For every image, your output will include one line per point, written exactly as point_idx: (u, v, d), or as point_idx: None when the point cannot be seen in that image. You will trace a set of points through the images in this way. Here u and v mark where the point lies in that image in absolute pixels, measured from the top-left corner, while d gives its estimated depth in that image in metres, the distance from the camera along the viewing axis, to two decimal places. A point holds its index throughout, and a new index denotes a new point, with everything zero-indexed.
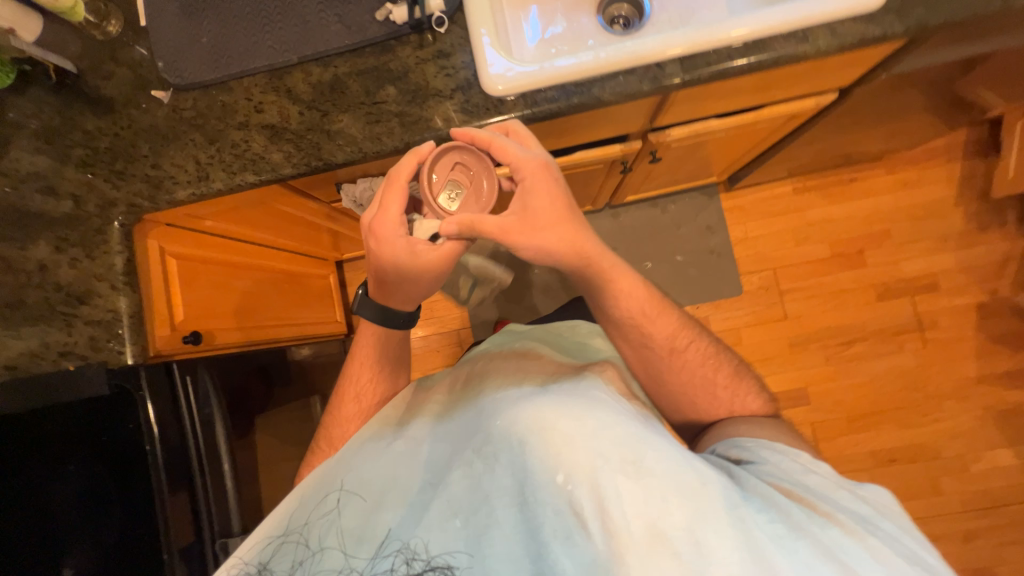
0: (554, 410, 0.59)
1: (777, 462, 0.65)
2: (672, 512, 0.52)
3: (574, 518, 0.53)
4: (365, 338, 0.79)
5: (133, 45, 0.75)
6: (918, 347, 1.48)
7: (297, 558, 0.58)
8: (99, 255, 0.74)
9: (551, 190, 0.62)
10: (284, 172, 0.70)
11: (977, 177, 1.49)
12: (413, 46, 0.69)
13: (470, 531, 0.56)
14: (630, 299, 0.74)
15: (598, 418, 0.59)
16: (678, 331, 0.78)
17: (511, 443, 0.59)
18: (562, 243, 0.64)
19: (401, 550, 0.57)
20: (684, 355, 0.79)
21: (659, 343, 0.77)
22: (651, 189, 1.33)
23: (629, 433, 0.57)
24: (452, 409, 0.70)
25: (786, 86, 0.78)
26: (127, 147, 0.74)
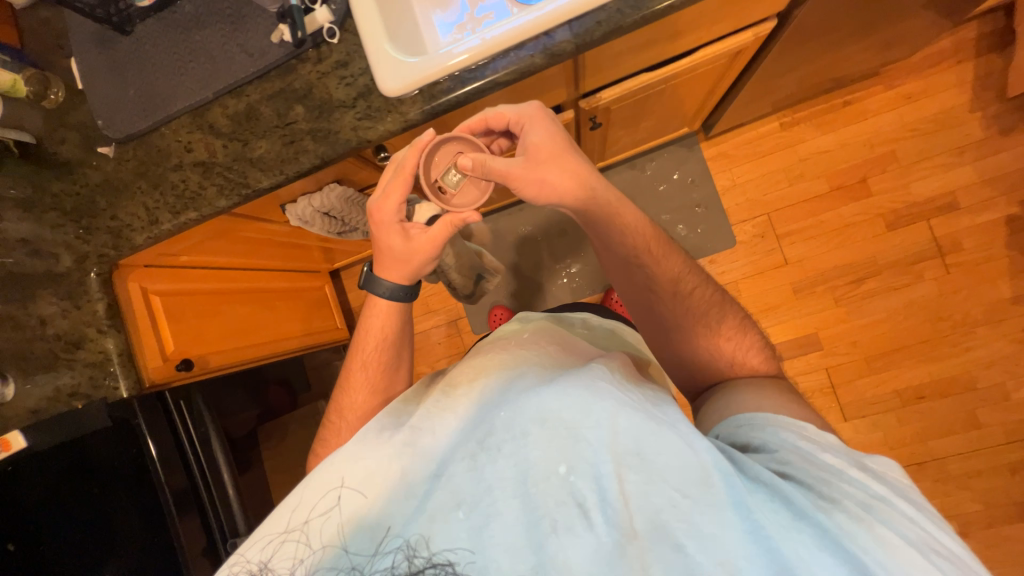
0: (555, 395, 0.51)
1: (783, 444, 0.52)
2: (680, 504, 0.44)
3: (578, 510, 0.45)
4: (373, 308, 0.75)
5: (78, 107, 0.82)
6: (940, 274, 1.36)
7: (297, 556, 0.49)
8: (84, 304, 0.83)
9: (553, 131, 0.64)
10: (220, 205, 0.75)
11: (994, 75, 1.32)
12: (313, 61, 0.71)
13: (475, 521, 0.45)
14: (637, 234, 0.70)
15: (601, 402, 0.50)
16: (683, 274, 0.73)
17: (511, 429, 0.49)
18: (569, 185, 0.64)
19: (404, 546, 0.46)
20: (689, 299, 0.72)
21: (662, 281, 0.72)
22: (617, 152, 1.28)
23: (636, 420, 0.48)
24: (451, 389, 0.60)
25: (706, 25, 0.73)
26: (88, 203, 0.81)
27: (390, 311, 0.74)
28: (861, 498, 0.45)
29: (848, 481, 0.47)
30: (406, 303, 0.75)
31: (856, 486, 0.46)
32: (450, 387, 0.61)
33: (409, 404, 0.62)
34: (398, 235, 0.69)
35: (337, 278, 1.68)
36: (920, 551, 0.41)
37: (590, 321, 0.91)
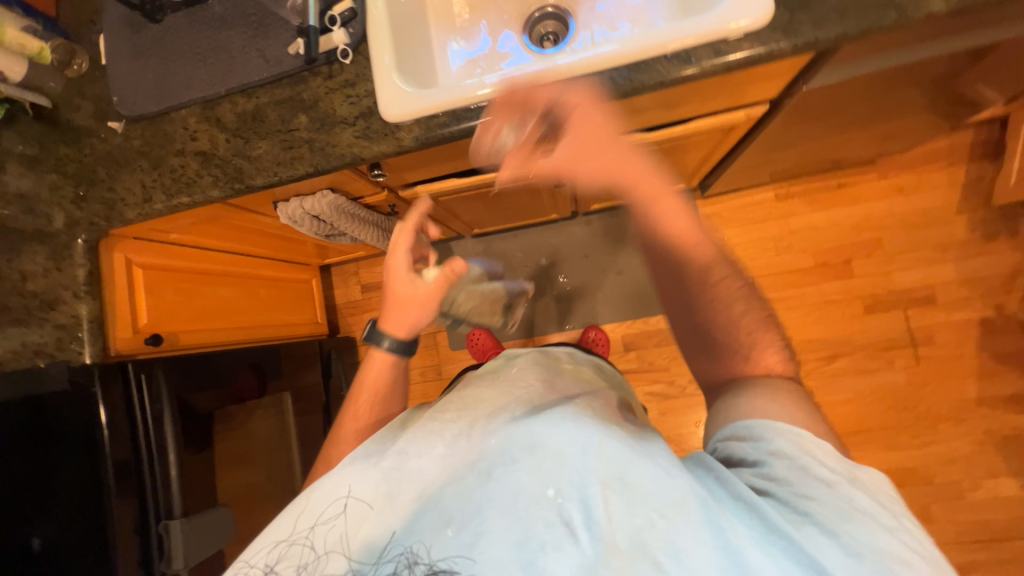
0: (543, 426, 0.53)
1: (776, 455, 0.49)
2: (657, 521, 0.44)
3: (565, 529, 0.45)
4: (371, 359, 0.77)
5: (98, 80, 0.85)
6: (910, 365, 1.38)
7: (302, 562, 0.49)
8: (65, 267, 0.86)
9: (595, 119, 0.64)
10: (212, 195, 0.78)
11: (984, 181, 1.37)
12: (323, 76, 0.75)
13: (468, 536, 0.46)
14: (669, 221, 0.62)
15: (585, 432, 0.52)
16: (714, 262, 0.63)
17: (504, 455, 0.51)
18: (622, 166, 0.61)
19: (405, 554, 0.48)
20: (714, 290, 0.63)
21: (691, 268, 0.63)
22: (613, 197, 1.32)
23: (617, 448, 0.50)
24: (442, 411, 0.62)
25: (697, 100, 0.78)
26: (89, 172, 0.84)
27: (387, 364, 0.76)
28: (840, 510, 0.44)
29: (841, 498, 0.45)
30: (405, 357, 0.78)
31: (846, 501, 0.45)
32: (443, 412, 0.61)
33: (404, 422, 0.64)
34: (399, 285, 0.76)
35: (326, 273, 1.70)
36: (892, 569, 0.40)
37: (575, 354, 0.91)
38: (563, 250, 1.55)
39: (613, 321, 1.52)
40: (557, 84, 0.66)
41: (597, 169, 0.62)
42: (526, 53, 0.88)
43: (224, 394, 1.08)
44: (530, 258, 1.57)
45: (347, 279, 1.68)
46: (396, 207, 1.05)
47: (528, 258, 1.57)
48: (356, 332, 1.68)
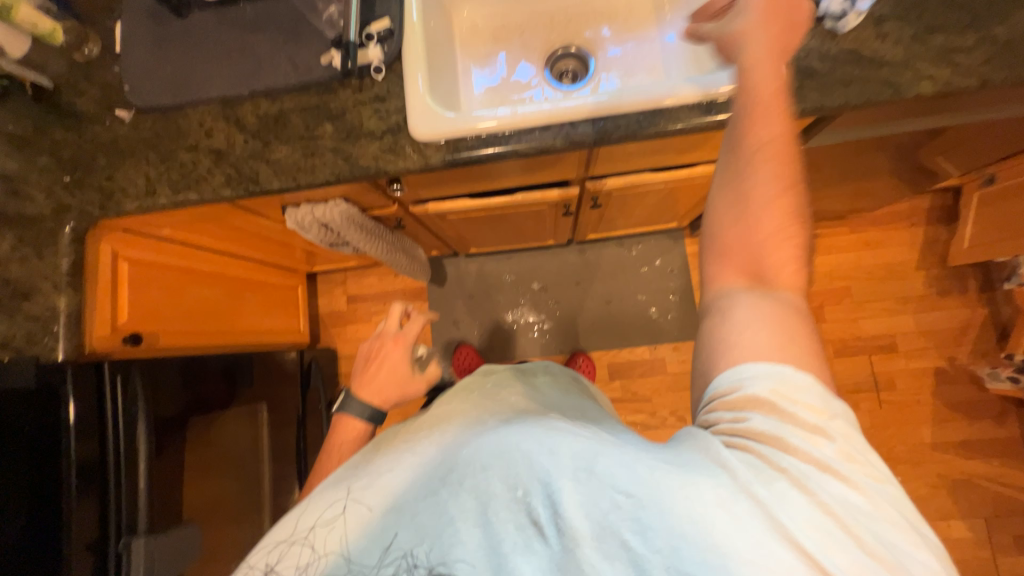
0: (509, 425, 0.49)
1: (756, 412, 0.42)
2: (622, 504, 0.41)
3: (533, 528, 0.43)
4: (340, 431, 0.71)
5: (108, 67, 0.83)
6: (874, 408, 1.47)
7: (302, 563, 0.47)
8: (48, 254, 0.80)
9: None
10: (223, 194, 0.76)
11: (939, 243, 1.51)
12: (353, 89, 0.76)
13: (442, 546, 0.44)
14: (762, 117, 0.51)
15: (550, 424, 0.48)
16: (776, 139, 0.50)
17: (472, 460, 0.46)
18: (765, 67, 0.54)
19: (405, 557, 0.44)
20: (763, 163, 0.50)
21: (741, 137, 0.52)
22: (610, 229, 1.37)
23: (586, 442, 0.45)
24: (414, 426, 0.56)
25: (706, 147, 0.83)
26: (87, 159, 0.80)
27: (357, 441, 0.71)
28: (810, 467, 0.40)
29: (815, 454, 0.40)
30: (373, 429, 0.73)
31: (820, 462, 0.40)
32: (417, 423, 0.56)
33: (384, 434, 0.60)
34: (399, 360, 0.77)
35: (312, 281, 1.66)
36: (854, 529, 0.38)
37: (552, 364, 0.82)
38: (555, 276, 1.58)
39: (599, 349, 1.55)
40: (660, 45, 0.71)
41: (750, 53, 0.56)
42: (545, 88, 0.90)
43: (191, 400, 0.99)
44: (523, 281, 1.59)
45: (333, 289, 1.64)
46: (402, 221, 1.05)
47: (521, 281, 1.59)
48: (338, 343, 1.63)
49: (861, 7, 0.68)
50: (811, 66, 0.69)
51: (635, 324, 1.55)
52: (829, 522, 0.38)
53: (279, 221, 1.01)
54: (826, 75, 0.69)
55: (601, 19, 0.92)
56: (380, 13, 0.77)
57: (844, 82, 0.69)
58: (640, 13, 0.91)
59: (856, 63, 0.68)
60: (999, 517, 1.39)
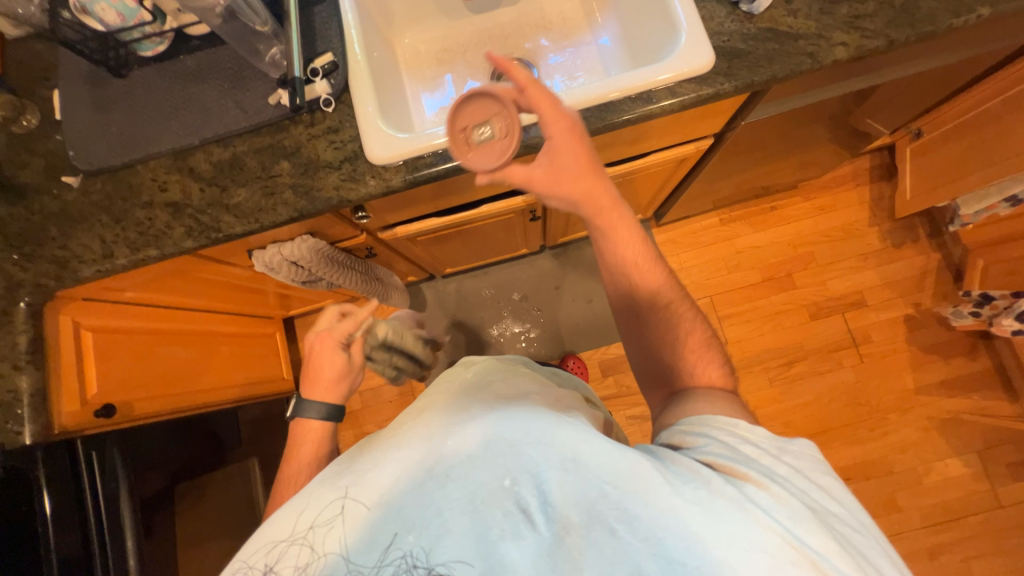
0: (496, 417, 0.48)
1: (714, 438, 0.51)
2: (610, 494, 0.42)
3: (523, 516, 0.42)
4: (299, 438, 0.62)
5: (49, 136, 0.81)
6: (856, 363, 1.52)
7: (301, 563, 0.44)
8: (3, 335, 0.75)
9: (581, 151, 0.59)
10: (185, 246, 0.75)
11: (885, 199, 1.60)
12: (305, 124, 0.76)
13: (431, 538, 0.42)
14: (648, 272, 0.64)
15: (528, 416, 0.47)
16: (664, 288, 0.65)
17: (458, 454, 0.45)
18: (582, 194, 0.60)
19: (404, 557, 0.42)
20: (664, 314, 0.65)
21: (640, 294, 0.65)
22: (580, 229, 1.40)
23: (572, 430, 0.45)
24: (395, 424, 0.53)
25: (655, 135, 0.87)
26: (37, 230, 0.78)
27: (319, 441, 0.62)
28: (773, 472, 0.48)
29: (766, 471, 0.48)
30: (337, 424, 0.64)
31: (770, 474, 0.48)
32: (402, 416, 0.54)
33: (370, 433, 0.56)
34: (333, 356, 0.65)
35: (290, 325, 1.62)
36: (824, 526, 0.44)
37: (532, 362, 0.80)
38: (534, 283, 1.59)
39: (587, 348, 1.56)
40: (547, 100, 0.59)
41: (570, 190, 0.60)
42: None
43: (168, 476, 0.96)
44: (502, 293, 1.59)
45: None
46: (372, 249, 1.05)
47: (501, 293, 1.59)
48: None
49: None
50: (736, 47, 0.74)
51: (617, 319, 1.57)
52: (796, 513, 0.44)
53: (247, 267, 1.00)
54: (751, 54, 0.73)
55: (538, 30, 0.96)
56: (323, 49, 0.78)
57: (768, 58, 0.73)
58: (574, 21, 0.96)
59: (776, 39, 0.73)
60: (991, 448, 1.45)
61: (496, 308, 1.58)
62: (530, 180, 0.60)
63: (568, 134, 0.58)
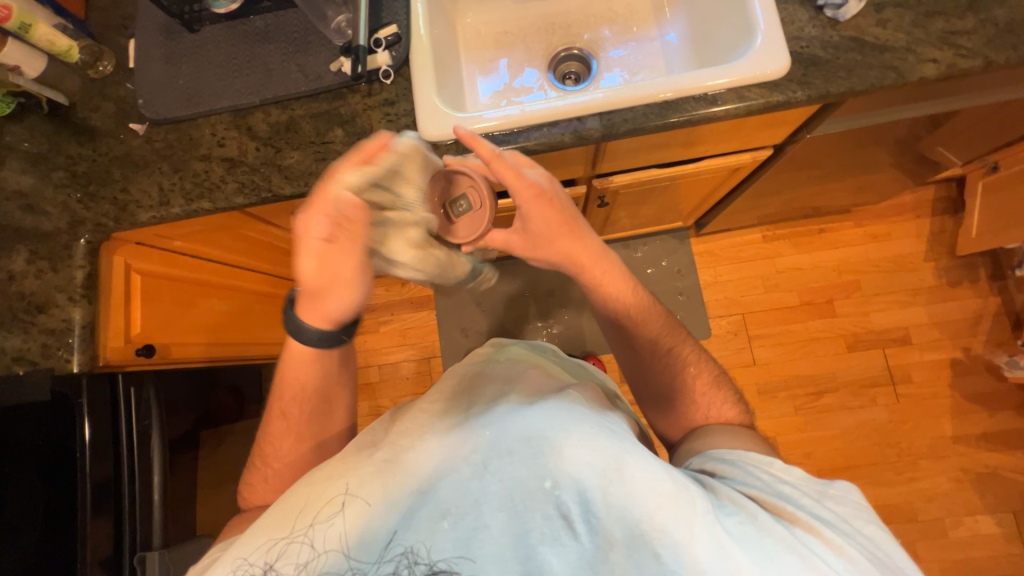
0: (539, 418, 0.48)
1: (749, 472, 0.53)
2: (654, 515, 0.43)
3: (563, 522, 0.44)
4: (292, 354, 0.64)
5: (122, 84, 0.84)
6: (891, 402, 1.45)
7: (301, 561, 0.46)
8: (61, 268, 0.80)
9: (554, 214, 0.59)
10: (235, 202, 0.77)
11: (945, 233, 1.50)
12: (362, 94, 0.77)
13: (463, 531, 0.45)
14: (647, 320, 0.67)
15: (575, 420, 0.48)
16: (663, 334, 0.68)
17: (496, 446, 0.47)
18: (579, 253, 0.62)
19: (405, 553, 0.45)
20: (667, 359, 0.68)
21: (640, 339, 0.67)
22: (617, 230, 1.37)
23: (615, 438, 0.46)
24: (416, 407, 0.55)
25: (711, 140, 0.85)
26: (102, 172, 0.81)
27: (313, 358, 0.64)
28: (819, 513, 0.48)
29: (809, 510, 0.49)
30: (328, 350, 0.63)
31: (816, 515, 0.48)
32: (428, 397, 0.57)
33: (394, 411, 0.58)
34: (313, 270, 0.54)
35: None
36: (875, 568, 0.44)
37: (558, 353, 0.81)
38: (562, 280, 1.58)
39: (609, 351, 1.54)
40: (513, 171, 0.57)
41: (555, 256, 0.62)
42: (548, 90, 0.91)
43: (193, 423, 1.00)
44: (528, 286, 1.58)
45: None
46: None
47: (527, 286, 1.58)
48: None
49: None
50: (814, 54, 0.70)
51: None
52: (845, 556, 0.44)
53: (289, 229, 1.02)
54: (830, 63, 0.69)
55: (602, 21, 0.94)
56: (388, 20, 0.78)
57: (848, 69, 0.69)
58: (640, 14, 0.93)
59: (860, 49, 0.69)
60: None
61: (521, 300, 1.58)
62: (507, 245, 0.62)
63: (536, 202, 0.58)
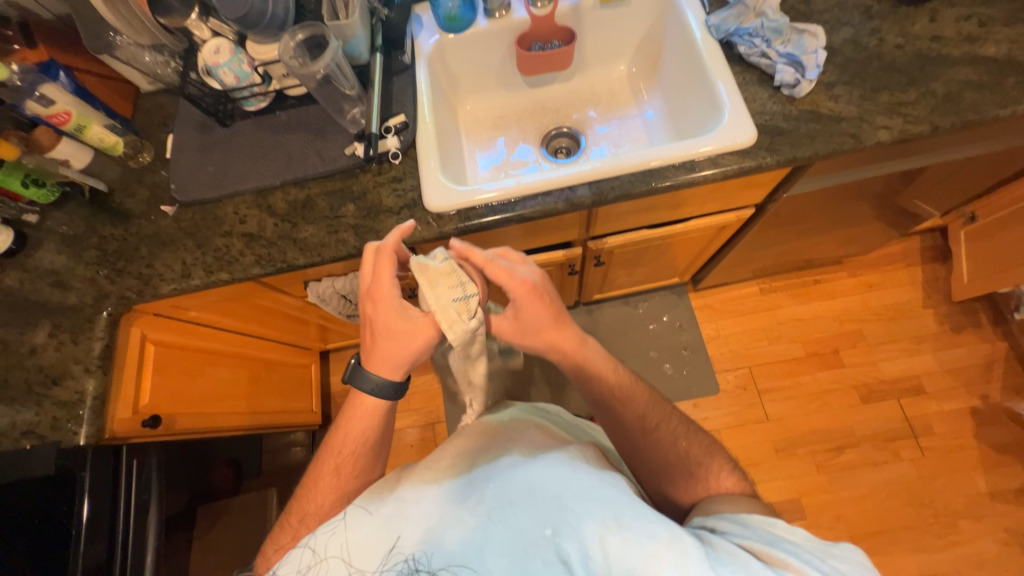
0: (546, 470, 0.54)
1: (751, 529, 0.52)
2: (650, 565, 0.45)
3: (563, 569, 0.47)
4: (357, 405, 0.64)
5: (159, 171, 0.93)
6: (916, 457, 1.38)
7: (303, 564, 0.52)
8: (82, 340, 0.83)
9: (545, 310, 0.62)
10: (252, 273, 0.83)
11: (939, 280, 1.53)
12: (373, 173, 0.85)
13: (462, 564, 0.49)
14: (632, 397, 0.68)
15: (576, 474, 0.54)
16: (649, 409, 0.69)
17: (501, 496, 0.52)
18: (565, 341, 0.64)
19: (404, 564, 0.51)
20: (657, 434, 0.68)
21: (628, 417, 0.68)
22: (615, 287, 1.41)
23: (614, 494, 0.52)
24: (433, 454, 0.62)
25: (695, 202, 0.91)
26: (130, 250, 0.87)
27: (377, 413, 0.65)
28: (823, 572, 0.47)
29: (809, 564, 0.48)
30: (392, 402, 0.65)
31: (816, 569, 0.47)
32: (441, 451, 0.62)
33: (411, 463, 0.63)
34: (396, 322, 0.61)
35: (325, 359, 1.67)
36: None
37: (563, 416, 0.85)
38: None
39: None
40: (505, 271, 0.61)
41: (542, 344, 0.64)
42: (542, 163, 1.00)
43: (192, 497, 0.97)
44: None
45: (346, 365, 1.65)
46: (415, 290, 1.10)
47: None
48: None
49: (811, 76, 0.78)
50: (778, 125, 0.78)
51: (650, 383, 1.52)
52: None
53: (300, 297, 1.07)
54: (792, 132, 0.77)
55: (587, 103, 1.05)
56: (397, 110, 0.88)
57: (809, 137, 0.77)
58: (621, 96, 1.05)
59: (818, 120, 0.77)
60: None
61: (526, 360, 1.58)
62: (500, 329, 0.64)
63: (534, 301, 0.62)
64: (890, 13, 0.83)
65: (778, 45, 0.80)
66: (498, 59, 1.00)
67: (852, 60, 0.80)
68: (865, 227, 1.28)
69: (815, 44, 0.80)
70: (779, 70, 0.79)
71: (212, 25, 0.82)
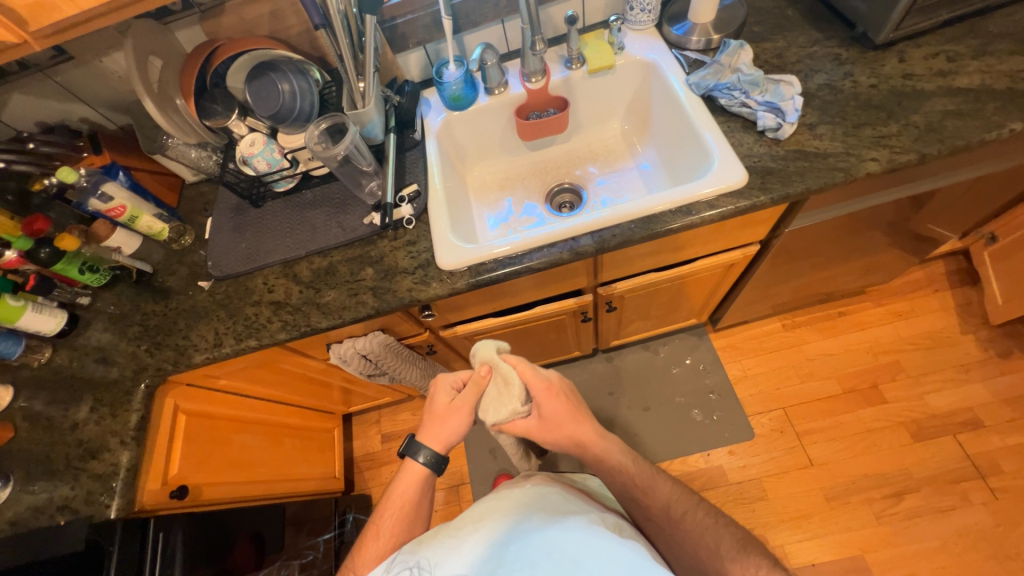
0: (572, 533, 0.55)
1: None
2: None
3: None
4: (404, 471, 0.70)
5: (197, 251, 1.02)
6: (989, 500, 1.25)
7: None
8: (120, 413, 0.87)
9: (561, 404, 0.74)
10: (278, 337, 0.88)
11: (973, 304, 1.47)
12: (389, 238, 0.92)
13: None
14: (653, 486, 0.73)
15: (600, 538, 0.55)
16: (673, 499, 0.73)
17: (522, 559, 0.52)
18: (578, 434, 0.73)
19: None
20: (683, 524, 0.70)
21: (654, 508, 0.72)
22: (632, 333, 1.41)
23: (630, 557, 0.53)
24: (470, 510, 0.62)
25: (698, 244, 0.94)
26: (169, 324, 0.94)
27: (420, 480, 0.69)
28: None
29: None
30: (435, 473, 0.70)
31: None
32: (480, 505, 0.63)
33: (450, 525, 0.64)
34: (447, 402, 0.72)
35: (348, 422, 1.67)
36: None
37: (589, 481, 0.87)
38: (588, 388, 1.56)
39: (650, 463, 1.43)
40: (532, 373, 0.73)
41: (558, 437, 0.74)
42: (547, 217, 1.06)
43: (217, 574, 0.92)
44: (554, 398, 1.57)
45: (369, 428, 1.64)
46: (433, 346, 1.13)
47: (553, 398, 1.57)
48: (372, 489, 1.56)
49: (791, 119, 0.83)
50: (767, 165, 0.82)
51: (679, 430, 1.46)
52: None
53: (323, 359, 1.10)
54: (782, 171, 0.81)
55: (586, 160, 1.13)
56: (409, 180, 0.96)
57: (799, 174, 0.80)
58: (617, 152, 1.12)
59: (805, 158, 0.81)
60: None
61: None
62: (528, 430, 0.75)
63: (550, 396, 0.74)
64: (859, 58, 0.89)
65: (756, 95, 0.86)
66: (499, 129, 1.09)
67: (830, 102, 0.85)
68: (886, 254, 1.25)
69: (791, 91, 0.85)
70: (760, 117, 0.84)
71: (249, 123, 0.96)
